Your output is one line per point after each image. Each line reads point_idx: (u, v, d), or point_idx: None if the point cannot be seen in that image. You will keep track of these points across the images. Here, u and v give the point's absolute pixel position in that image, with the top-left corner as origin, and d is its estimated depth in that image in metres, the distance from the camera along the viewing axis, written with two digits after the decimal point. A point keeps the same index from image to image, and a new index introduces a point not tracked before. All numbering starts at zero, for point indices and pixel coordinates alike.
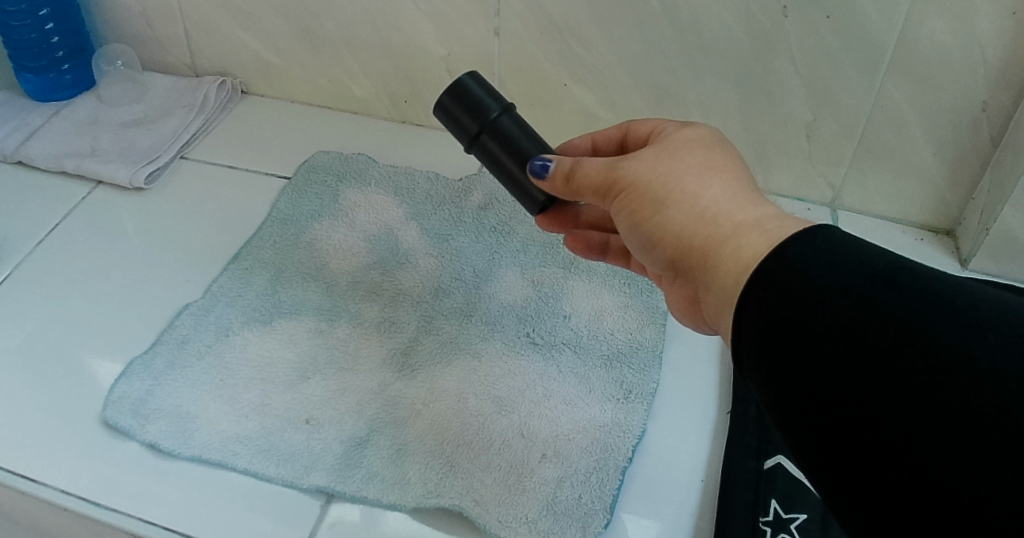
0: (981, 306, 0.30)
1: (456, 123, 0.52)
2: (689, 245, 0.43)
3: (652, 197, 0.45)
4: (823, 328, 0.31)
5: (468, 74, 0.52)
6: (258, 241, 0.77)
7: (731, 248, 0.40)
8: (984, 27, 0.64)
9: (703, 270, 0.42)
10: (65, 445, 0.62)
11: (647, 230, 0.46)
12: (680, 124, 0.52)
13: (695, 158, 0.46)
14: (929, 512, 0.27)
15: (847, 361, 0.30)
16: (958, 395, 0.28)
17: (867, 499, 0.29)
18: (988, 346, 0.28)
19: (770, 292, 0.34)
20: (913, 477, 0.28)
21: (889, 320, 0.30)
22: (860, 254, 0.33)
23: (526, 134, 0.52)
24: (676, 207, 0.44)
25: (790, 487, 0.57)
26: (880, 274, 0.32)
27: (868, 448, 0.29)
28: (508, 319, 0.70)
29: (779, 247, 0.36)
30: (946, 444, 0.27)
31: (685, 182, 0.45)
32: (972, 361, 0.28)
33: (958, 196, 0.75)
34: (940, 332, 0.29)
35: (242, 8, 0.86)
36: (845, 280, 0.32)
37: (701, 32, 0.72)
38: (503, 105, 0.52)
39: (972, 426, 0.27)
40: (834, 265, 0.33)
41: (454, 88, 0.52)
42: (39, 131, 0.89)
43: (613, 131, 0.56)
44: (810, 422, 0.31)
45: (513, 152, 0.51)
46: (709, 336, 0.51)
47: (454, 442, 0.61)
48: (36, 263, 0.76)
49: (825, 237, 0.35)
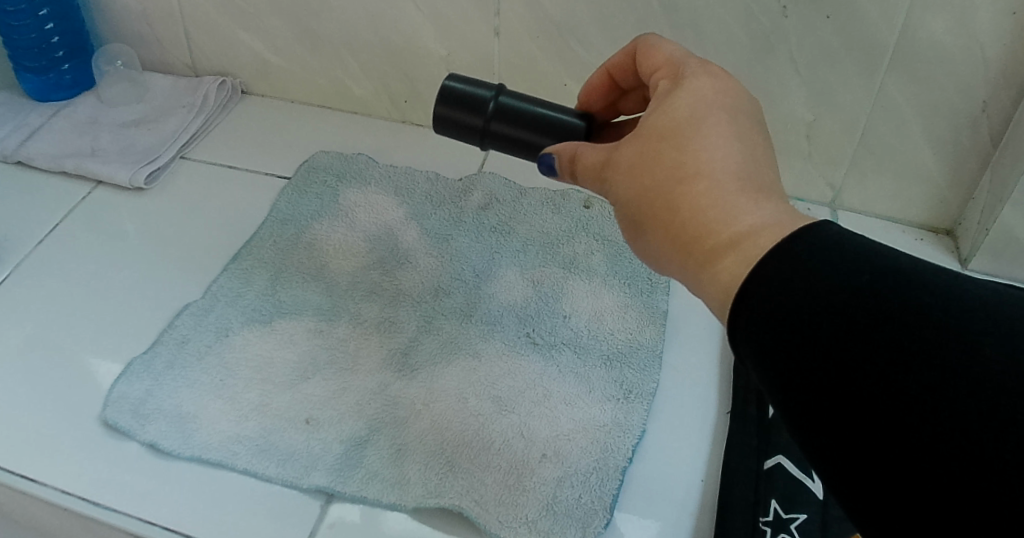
0: (988, 300, 0.30)
1: (458, 125, 0.54)
2: (673, 260, 0.41)
3: (634, 209, 0.43)
4: (825, 327, 0.31)
5: (449, 78, 0.54)
6: (258, 241, 0.77)
7: (710, 269, 0.38)
8: (984, 27, 0.64)
9: (686, 283, 0.41)
10: (65, 445, 0.62)
11: (634, 237, 0.44)
12: (671, 86, 0.46)
13: (675, 155, 0.41)
14: (944, 510, 0.27)
15: (856, 357, 0.30)
16: (973, 391, 0.28)
17: (879, 496, 0.29)
18: (999, 340, 0.28)
19: (768, 288, 0.33)
20: (930, 475, 0.28)
21: (897, 314, 0.30)
22: (862, 247, 0.33)
23: (527, 103, 0.53)
24: (656, 221, 0.41)
25: (790, 487, 0.57)
26: (885, 268, 0.32)
27: (881, 446, 0.29)
28: (508, 319, 0.70)
29: (763, 269, 0.34)
30: (960, 441, 0.27)
31: (662, 191, 0.41)
32: (983, 360, 0.28)
33: (958, 196, 0.75)
34: (945, 331, 0.29)
35: (242, 9, 0.86)
36: (849, 274, 0.32)
37: (701, 32, 0.72)
38: (495, 88, 0.54)
39: (988, 422, 0.27)
40: (836, 258, 0.33)
41: (446, 96, 0.53)
42: (39, 131, 0.89)
43: (624, 59, 0.53)
44: (817, 419, 0.31)
45: (527, 122, 0.52)
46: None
47: (454, 442, 0.61)
48: (36, 263, 0.76)
49: (827, 229, 0.34)
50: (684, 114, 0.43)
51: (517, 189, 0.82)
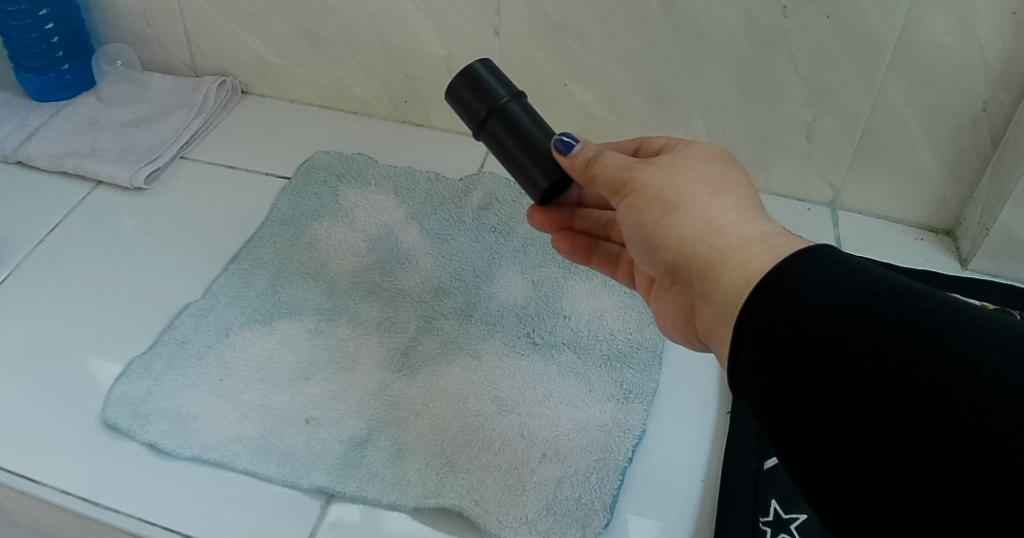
0: (983, 324, 0.31)
1: (466, 107, 0.51)
2: (692, 253, 0.44)
3: (662, 202, 0.46)
4: (828, 343, 0.33)
5: (479, 61, 0.51)
6: (258, 241, 0.77)
7: (736, 260, 0.41)
8: (984, 27, 0.64)
9: (705, 276, 0.43)
10: (66, 445, 0.62)
11: (651, 233, 0.46)
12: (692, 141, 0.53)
13: (708, 172, 0.47)
14: (922, 519, 0.29)
15: (851, 374, 0.32)
16: (963, 412, 0.29)
17: (862, 505, 0.31)
18: (992, 365, 0.30)
19: (770, 304, 0.36)
20: (917, 489, 0.29)
21: (894, 335, 0.31)
22: (862, 272, 0.35)
23: (536, 121, 0.51)
24: (686, 214, 0.45)
25: (789, 487, 0.57)
26: (883, 293, 0.33)
27: (871, 460, 0.30)
28: (508, 319, 0.70)
29: (783, 261, 0.37)
30: (950, 461, 0.29)
31: (696, 192, 0.46)
32: (978, 379, 0.29)
33: (958, 196, 0.75)
34: (943, 351, 0.30)
35: (242, 8, 0.86)
36: (849, 298, 0.33)
37: (702, 32, 0.72)
38: (513, 92, 0.51)
39: (977, 443, 0.28)
40: (837, 281, 0.34)
41: (466, 72, 0.51)
42: (39, 131, 0.89)
43: (629, 144, 0.58)
44: (810, 430, 0.33)
45: (521, 138, 0.50)
46: (701, 351, 0.52)
47: (454, 442, 0.61)
48: (36, 263, 0.76)
49: (826, 253, 0.36)
50: (711, 154, 0.49)
51: (516, 189, 0.82)
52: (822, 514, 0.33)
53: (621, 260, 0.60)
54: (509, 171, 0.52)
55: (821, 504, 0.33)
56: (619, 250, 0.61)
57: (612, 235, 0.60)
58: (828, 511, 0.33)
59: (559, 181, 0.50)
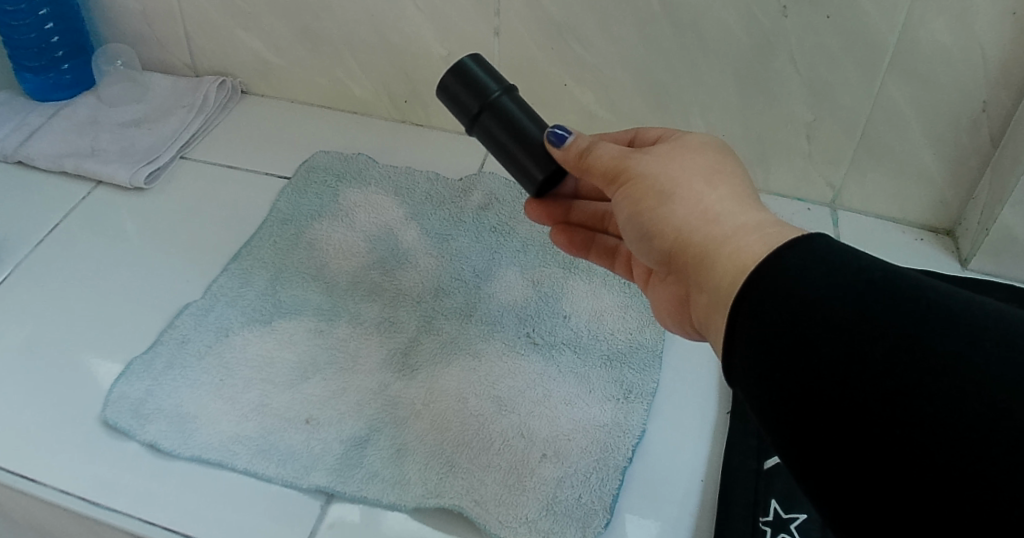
0: (975, 311, 0.32)
1: (457, 103, 0.51)
2: (687, 242, 0.44)
3: (659, 191, 0.46)
4: (821, 332, 0.33)
5: (469, 56, 0.51)
6: (258, 240, 0.77)
7: (730, 249, 0.41)
8: (985, 27, 0.64)
9: (701, 265, 0.43)
10: (67, 445, 0.62)
11: (646, 222, 0.46)
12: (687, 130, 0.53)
13: (704, 162, 0.47)
14: (918, 509, 0.29)
15: (844, 363, 0.32)
16: (954, 401, 0.29)
17: (859, 498, 0.31)
18: (983, 353, 0.30)
19: (764, 295, 0.36)
20: (910, 476, 0.29)
21: (887, 325, 0.31)
22: (856, 262, 0.35)
23: (527, 114, 0.51)
24: (681, 203, 0.45)
25: (789, 487, 0.57)
26: (876, 283, 0.33)
27: (866, 451, 0.30)
28: (508, 319, 0.70)
29: (777, 251, 0.37)
30: (942, 449, 0.29)
31: (692, 181, 0.46)
32: (971, 367, 0.30)
33: (958, 196, 0.75)
34: (935, 340, 0.31)
35: (242, 9, 0.86)
36: (843, 287, 0.34)
37: (701, 32, 0.72)
38: (504, 86, 0.51)
39: (967, 430, 0.29)
40: (831, 271, 0.34)
41: (457, 68, 0.51)
42: (40, 131, 0.88)
43: (624, 134, 0.57)
44: (804, 420, 0.33)
45: (515, 133, 0.50)
46: (697, 341, 0.52)
47: (454, 442, 0.61)
48: (36, 264, 0.76)
49: (820, 243, 0.36)
50: (706, 144, 0.49)
51: (516, 189, 0.82)
52: (818, 504, 0.33)
53: (619, 253, 0.60)
54: (504, 166, 0.52)
55: (818, 497, 0.33)
56: (617, 243, 0.60)
57: (609, 228, 0.60)
58: (826, 504, 0.33)
59: (554, 172, 0.51)
